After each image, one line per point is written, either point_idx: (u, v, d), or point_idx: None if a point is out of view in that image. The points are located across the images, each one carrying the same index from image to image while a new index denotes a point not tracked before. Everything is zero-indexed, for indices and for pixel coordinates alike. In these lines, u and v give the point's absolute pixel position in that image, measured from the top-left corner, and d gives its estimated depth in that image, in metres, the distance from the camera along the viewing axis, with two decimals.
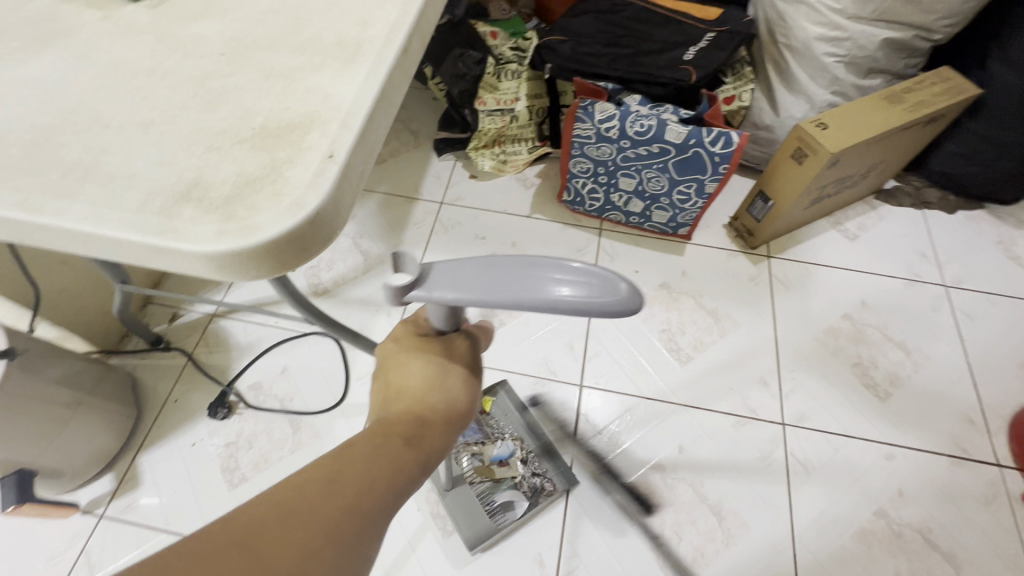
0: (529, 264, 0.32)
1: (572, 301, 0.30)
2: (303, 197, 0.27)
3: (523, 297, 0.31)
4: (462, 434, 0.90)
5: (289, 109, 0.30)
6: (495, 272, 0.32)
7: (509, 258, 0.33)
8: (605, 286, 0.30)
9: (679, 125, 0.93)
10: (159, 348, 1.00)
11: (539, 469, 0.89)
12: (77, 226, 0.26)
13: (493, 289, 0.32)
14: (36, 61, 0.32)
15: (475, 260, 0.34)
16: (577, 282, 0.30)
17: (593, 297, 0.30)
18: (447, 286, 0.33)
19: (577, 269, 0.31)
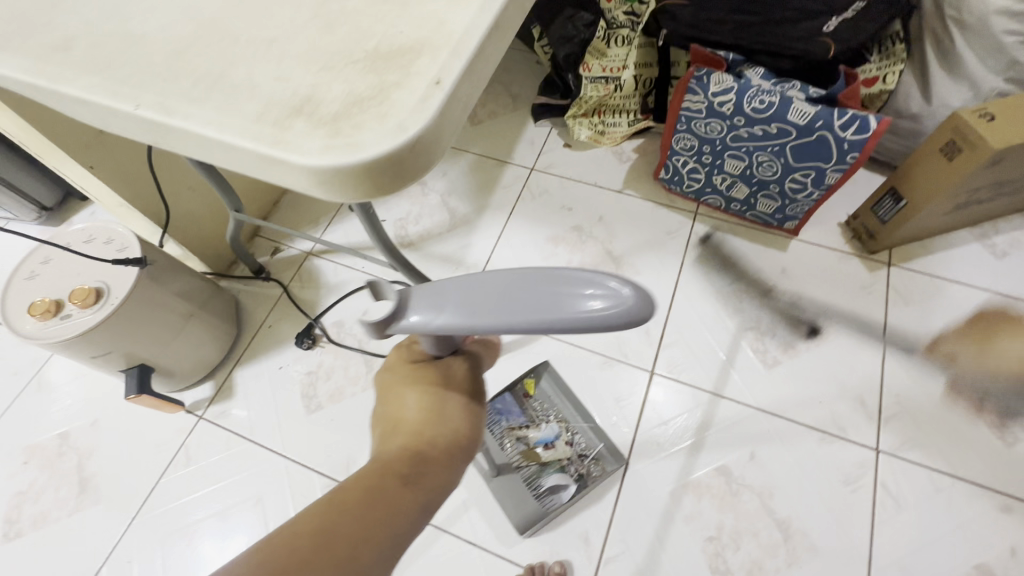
0: (516, 279, 0.30)
1: (571, 314, 0.29)
2: (407, 120, 0.27)
3: (519, 317, 0.30)
4: (505, 418, 0.90)
5: (402, 33, 0.30)
6: (482, 294, 0.31)
7: (498, 275, 0.31)
8: (602, 294, 0.28)
9: (806, 104, 0.84)
10: (261, 277, 1.09)
11: (586, 451, 0.88)
12: (202, 130, 0.27)
13: (484, 312, 0.31)
14: None
15: (460, 281, 0.33)
16: (570, 294, 0.29)
17: (591, 309, 0.28)
18: (435, 313, 0.32)
19: (570, 278, 0.29)
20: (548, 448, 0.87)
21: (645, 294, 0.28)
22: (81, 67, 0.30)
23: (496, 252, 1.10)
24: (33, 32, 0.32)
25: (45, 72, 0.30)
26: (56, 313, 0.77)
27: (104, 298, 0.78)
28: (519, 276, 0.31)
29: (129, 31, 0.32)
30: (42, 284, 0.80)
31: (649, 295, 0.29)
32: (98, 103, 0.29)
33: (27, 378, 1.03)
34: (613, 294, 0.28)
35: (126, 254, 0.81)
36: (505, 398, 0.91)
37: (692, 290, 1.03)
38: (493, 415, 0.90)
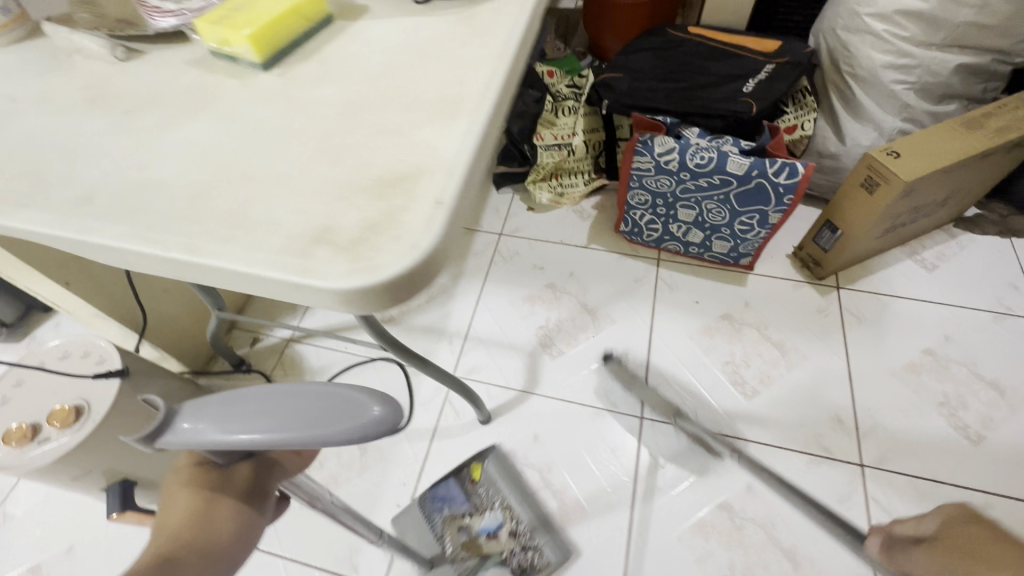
0: (287, 394, 0.35)
1: (342, 424, 0.34)
2: (418, 239, 0.30)
3: (288, 426, 0.33)
4: (447, 506, 0.91)
5: (402, 161, 0.34)
6: (249, 406, 0.34)
7: (266, 390, 0.35)
8: (364, 408, 0.35)
9: (741, 157, 0.93)
10: (242, 369, 1.08)
11: (529, 541, 0.87)
12: (232, 265, 0.30)
13: (255, 424, 0.33)
14: (193, 124, 0.38)
15: (231, 394, 0.35)
16: (335, 409, 0.34)
17: (357, 418, 0.34)
18: (213, 423, 0.34)
19: (336, 393, 0.35)
20: (490, 539, 0.87)
21: (394, 410, 0.36)
22: (105, 217, 0.33)
23: (476, 317, 1.13)
24: (55, 187, 0.35)
25: (70, 226, 0.33)
26: (33, 437, 0.74)
27: (85, 415, 0.76)
28: (283, 392, 0.35)
29: (148, 179, 0.35)
30: (15, 408, 0.77)
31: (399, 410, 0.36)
32: (127, 250, 0.31)
33: None
34: (371, 408, 0.35)
35: (108, 366, 0.79)
36: (449, 484, 0.92)
37: (666, 332, 1.08)
38: (436, 503, 0.91)
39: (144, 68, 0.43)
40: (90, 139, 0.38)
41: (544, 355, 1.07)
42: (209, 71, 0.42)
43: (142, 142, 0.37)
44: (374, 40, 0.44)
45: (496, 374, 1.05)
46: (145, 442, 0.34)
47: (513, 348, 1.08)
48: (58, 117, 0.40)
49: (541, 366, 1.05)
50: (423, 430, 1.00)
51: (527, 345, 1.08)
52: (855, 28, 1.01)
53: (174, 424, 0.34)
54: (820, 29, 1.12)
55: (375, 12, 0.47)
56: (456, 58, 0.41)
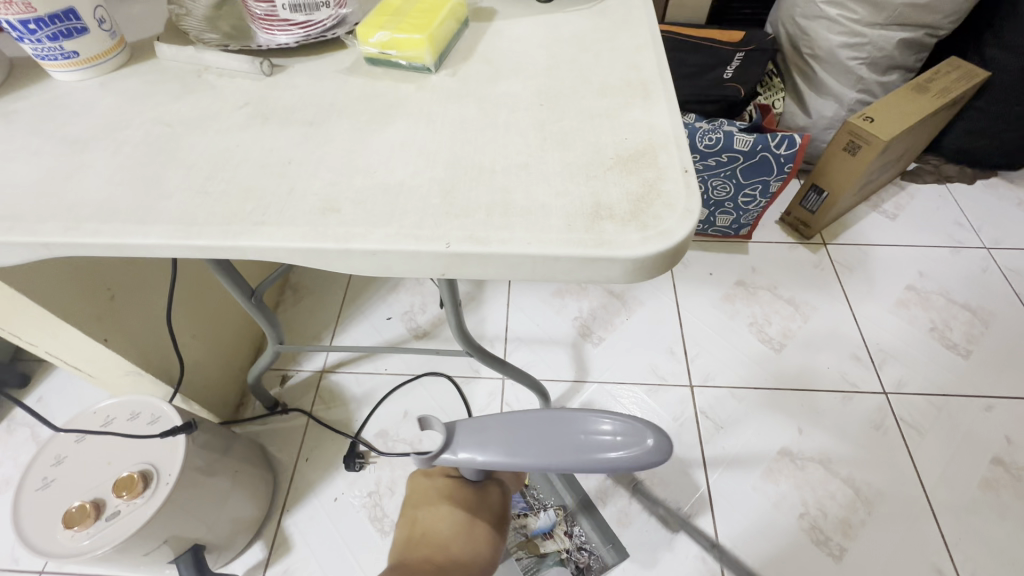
0: (548, 425, 0.38)
1: (610, 452, 0.37)
2: (689, 203, 0.33)
3: (561, 453, 0.37)
4: (508, 506, 0.93)
5: (630, 139, 0.36)
6: (520, 435, 0.38)
7: (537, 417, 0.39)
8: (635, 439, 0.36)
9: (745, 135, 1.03)
10: (279, 410, 1.01)
11: (585, 543, 0.89)
12: (526, 248, 0.31)
13: (531, 449, 0.38)
14: (393, 127, 0.38)
15: (507, 420, 0.40)
16: (599, 440, 0.37)
17: (626, 448, 0.36)
18: (489, 447, 0.39)
19: (602, 422, 0.38)
20: (546, 539, 0.90)
21: (661, 442, 0.36)
22: (363, 221, 0.32)
23: (511, 318, 1.14)
24: (285, 200, 0.33)
25: (330, 234, 0.32)
26: (98, 515, 0.66)
27: (154, 480, 0.69)
28: (554, 420, 0.38)
29: (382, 181, 0.34)
30: (65, 488, 0.69)
31: (665, 442, 0.37)
32: (405, 248, 0.31)
33: None
34: (644, 438, 0.36)
35: (167, 423, 0.72)
36: (512, 485, 0.94)
37: (692, 305, 1.16)
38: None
39: (298, 81, 0.42)
40: (290, 152, 0.36)
41: (587, 344, 1.10)
42: (372, 78, 0.42)
43: (351, 148, 0.36)
44: (523, 37, 0.45)
45: (546, 370, 1.07)
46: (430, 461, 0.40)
47: (555, 342, 1.11)
48: (237, 136, 0.38)
49: (587, 355, 1.09)
50: None
51: (567, 337, 1.11)
52: (812, 15, 1.15)
53: (453, 446, 0.40)
54: (776, 18, 1.26)
55: (505, 14, 0.48)
56: (617, 47, 0.44)
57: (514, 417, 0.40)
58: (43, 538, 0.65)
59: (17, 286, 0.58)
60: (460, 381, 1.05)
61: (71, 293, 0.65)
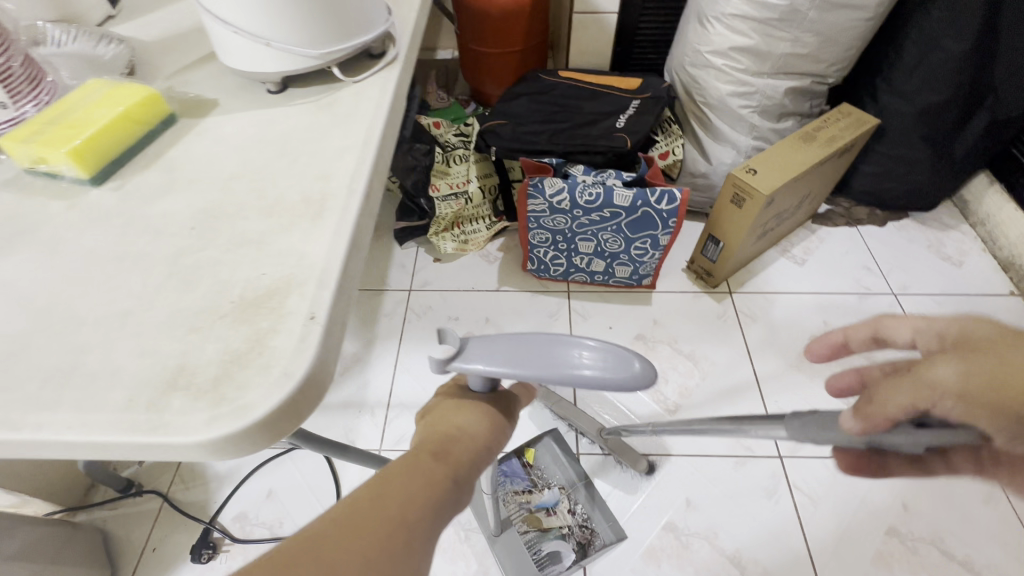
0: (545, 344, 0.38)
1: (605, 371, 0.36)
2: (290, 364, 0.28)
3: (551, 370, 0.36)
4: (510, 481, 0.92)
5: (264, 277, 0.31)
6: (522, 351, 0.38)
7: (544, 334, 0.38)
8: (629, 362, 0.36)
9: (624, 190, 1.00)
10: (132, 491, 0.94)
11: (587, 522, 0.89)
12: (58, 437, 0.25)
13: (530, 364, 0.37)
14: (3, 263, 0.33)
15: (514, 337, 0.39)
16: (593, 359, 0.37)
17: (621, 369, 0.36)
18: (494, 359, 0.38)
19: (597, 346, 0.37)
20: (549, 515, 0.89)
21: (646, 369, 0.37)
22: None
23: (396, 380, 1.09)
24: None
25: None
26: None
27: None
28: (549, 340, 0.38)
29: None
30: None
31: (650, 370, 0.37)
32: None
33: None
34: (635, 363, 0.36)
35: None
36: (511, 461, 0.95)
37: None
38: (499, 478, 0.93)
39: None
40: None
41: None
42: (25, 192, 0.37)
43: None
44: (228, 137, 0.41)
45: None
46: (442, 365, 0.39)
47: None
48: None
49: None
50: None
51: None
52: (700, 64, 1.13)
53: (463, 354, 0.39)
54: (672, 66, 1.25)
55: (226, 107, 0.44)
56: (320, 150, 0.39)
57: (517, 336, 0.39)
58: None
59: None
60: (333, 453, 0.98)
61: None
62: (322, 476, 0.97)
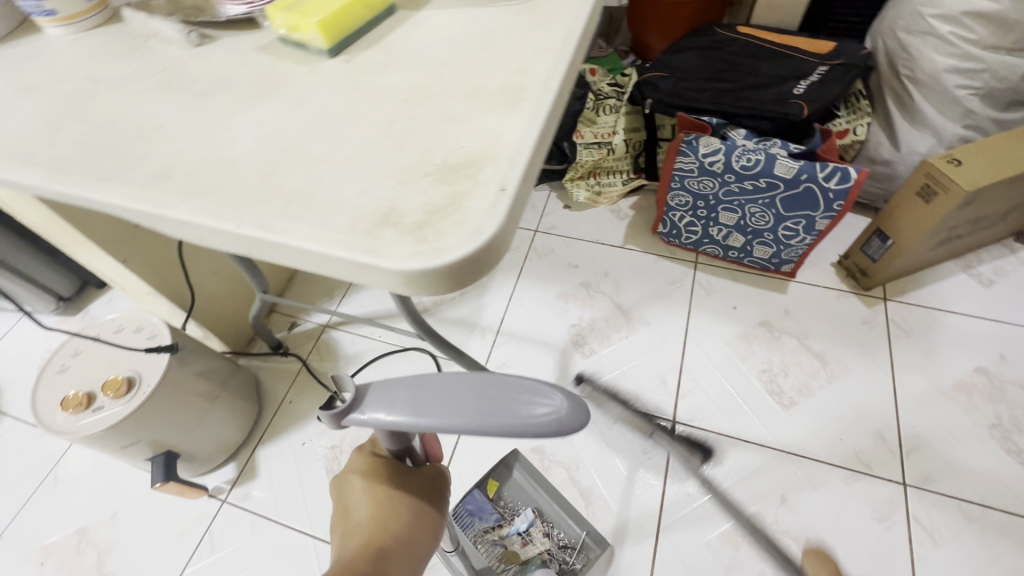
0: (460, 388, 0.33)
1: (506, 415, 0.32)
2: (481, 224, 0.31)
3: (485, 416, 0.32)
4: (479, 519, 0.87)
5: (464, 148, 0.34)
6: (420, 399, 0.34)
7: (450, 376, 0.34)
8: (535, 398, 0.33)
9: (789, 160, 0.91)
10: (279, 352, 1.11)
11: (566, 541, 0.85)
12: (300, 243, 0.31)
13: (430, 414, 0.33)
14: (261, 107, 0.39)
15: (417, 379, 0.35)
16: (525, 400, 0.32)
17: (527, 411, 0.32)
18: (396, 408, 0.34)
19: (523, 389, 0.33)
20: (527, 544, 0.84)
21: (576, 406, 0.33)
22: (183, 192, 0.34)
23: (509, 312, 1.14)
24: (135, 163, 0.36)
25: (151, 199, 0.34)
26: (87, 405, 0.78)
27: (135, 386, 0.79)
28: (476, 384, 0.33)
29: (220, 157, 0.36)
30: (73, 377, 0.81)
31: (579, 408, 0.33)
32: (203, 224, 0.33)
33: (44, 472, 1.02)
34: (557, 405, 0.33)
35: (157, 342, 0.83)
36: (472, 496, 0.89)
37: (701, 336, 1.06)
38: (463, 518, 0.87)
39: (217, 53, 0.45)
40: (167, 118, 0.39)
41: (576, 353, 1.07)
42: (277, 57, 0.44)
43: (217, 124, 0.38)
44: (437, 29, 0.44)
45: (527, 370, 1.05)
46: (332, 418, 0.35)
47: (544, 343, 1.09)
48: (137, 98, 0.42)
49: (573, 364, 1.05)
50: None
51: (558, 341, 1.09)
52: (917, 29, 0.97)
53: (359, 405, 0.35)
54: (877, 31, 1.08)
55: (437, 3, 0.47)
56: (519, 47, 0.41)
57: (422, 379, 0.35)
58: (46, 415, 0.78)
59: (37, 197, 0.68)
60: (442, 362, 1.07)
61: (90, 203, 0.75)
62: None
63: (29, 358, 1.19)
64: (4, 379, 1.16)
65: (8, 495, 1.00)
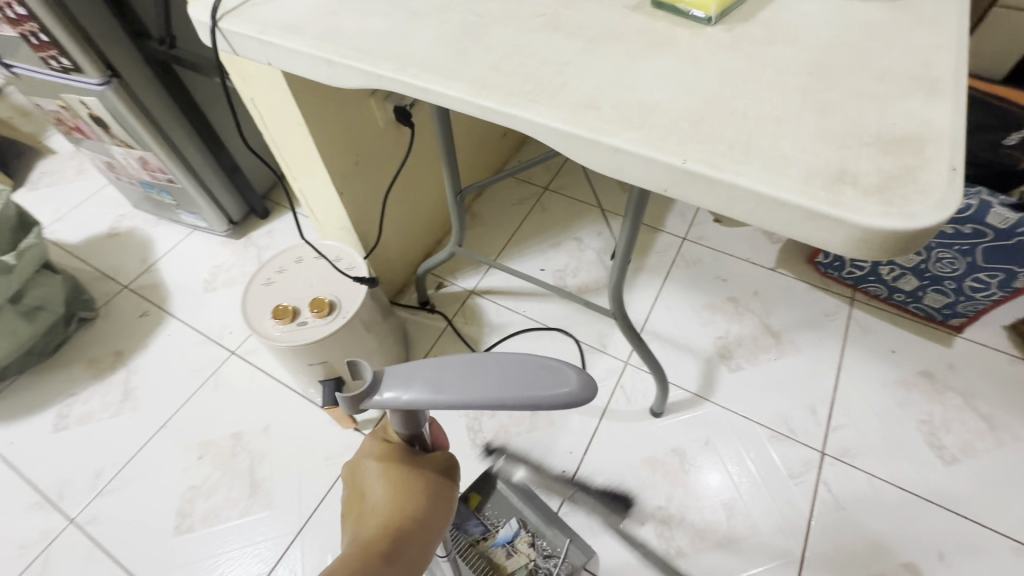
0: (469, 368, 0.34)
1: (522, 391, 0.33)
2: (946, 197, 0.31)
3: (498, 391, 0.33)
4: (463, 531, 0.84)
5: (898, 126, 0.35)
6: (436, 377, 0.35)
7: (468, 355, 0.35)
8: (564, 374, 0.34)
9: (1006, 210, 0.86)
10: (427, 308, 1.16)
11: (551, 551, 0.82)
12: (757, 185, 0.33)
13: (456, 386, 0.34)
14: (659, 60, 0.41)
15: (437, 361, 0.36)
16: (538, 378, 0.33)
17: (547, 389, 0.33)
18: (419, 382, 0.35)
19: (499, 368, 0.34)
20: (510, 555, 0.82)
21: (587, 377, 0.34)
22: (618, 124, 0.37)
23: (654, 312, 1.15)
24: (558, 92, 0.39)
25: (589, 126, 0.37)
26: (294, 319, 0.83)
27: (336, 310, 0.85)
28: (471, 364, 0.35)
29: (642, 98, 0.38)
30: (279, 290, 0.87)
31: (589, 379, 0.34)
32: (648, 155, 0.35)
33: (205, 375, 1.10)
34: (569, 384, 0.33)
35: (359, 273, 0.88)
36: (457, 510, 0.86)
37: (856, 374, 1.04)
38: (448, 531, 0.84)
39: (589, 7, 0.47)
40: (570, 57, 0.42)
41: (722, 365, 1.06)
42: (652, 18, 0.46)
43: (623, 68, 0.41)
44: (811, 13, 0.45)
45: (670, 373, 1.06)
46: (350, 401, 0.36)
47: (689, 350, 1.09)
48: (531, 36, 0.45)
49: (718, 376, 1.05)
50: (592, 408, 1.02)
51: (704, 350, 1.08)
52: None
53: (376, 389, 0.36)
54: None
55: None
56: (913, 41, 0.42)
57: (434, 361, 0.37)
58: (256, 320, 0.84)
59: (298, 110, 0.74)
60: (586, 349, 1.09)
61: (332, 131, 0.80)
62: (572, 362, 1.08)
63: (197, 269, 1.28)
64: (172, 285, 1.25)
65: (172, 389, 1.08)
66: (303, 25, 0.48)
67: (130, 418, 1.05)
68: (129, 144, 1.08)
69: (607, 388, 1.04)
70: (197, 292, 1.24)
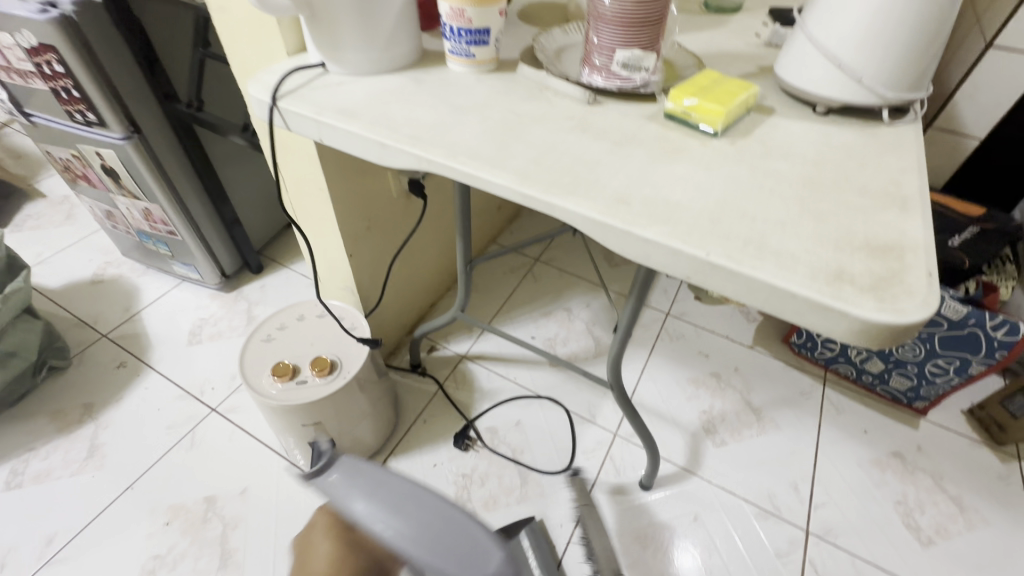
0: (405, 501, 0.38)
1: (432, 557, 0.36)
2: (929, 296, 0.37)
3: (416, 545, 0.36)
4: None
5: (881, 235, 0.42)
6: (382, 494, 0.38)
7: (406, 485, 0.39)
8: (480, 550, 0.36)
9: (958, 303, 0.96)
10: (419, 371, 1.16)
11: None
12: (772, 278, 0.38)
13: (389, 520, 0.37)
14: (676, 165, 0.48)
15: (381, 473, 0.40)
16: (455, 542, 0.36)
17: (454, 561, 0.35)
18: (354, 496, 0.39)
19: (432, 520, 0.37)
20: None
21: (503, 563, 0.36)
22: (648, 218, 0.42)
23: (640, 384, 1.19)
24: (592, 186, 0.45)
25: (622, 218, 0.42)
26: (293, 377, 0.83)
27: (337, 369, 0.85)
28: (410, 500, 0.38)
29: (666, 198, 0.44)
30: (279, 347, 0.87)
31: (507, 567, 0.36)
32: (676, 247, 0.40)
33: (181, 433, 1.05)
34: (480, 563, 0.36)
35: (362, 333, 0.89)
36: None
37: (833, 453, 1.08)
38: None
39: (612, 115, 0.55)
40: (599, 157, 0.48)
41: (707, 440, 1.09)
42: (667, 129, 0.53)
43: (647, 170, 0.47)
44: (798, 134, 0.53)
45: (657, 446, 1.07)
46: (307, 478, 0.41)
47: (675, 423, 1.12)
48: (563, 135, 0.51)
49: (704, 451, 1.07)
50: (582, 480, 1.02)
51: (689, 424, 1.11)
52: None
53: (328, 474, 0.41)
54: None
55: (783, 113, 0.57)
56: (882, 164, 0.50)
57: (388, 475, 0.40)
58: (253, 377, 0.83)
59: (323, 177, 0.78)
60: (576, 419, 1.10)
61: (350, 198, 0.85)
62: (562, 431, 1.09)
63: (183, 321, 1.26)
64: (155, 336, 1.22)
65: (142, 448, 1.02)
66: (358, 110, 0.53)
67: (94, 478, 0.98)
68: (136, 196, 1.09)
69: (596, 458, 1.05)
70: (181, 345, 1.21)
